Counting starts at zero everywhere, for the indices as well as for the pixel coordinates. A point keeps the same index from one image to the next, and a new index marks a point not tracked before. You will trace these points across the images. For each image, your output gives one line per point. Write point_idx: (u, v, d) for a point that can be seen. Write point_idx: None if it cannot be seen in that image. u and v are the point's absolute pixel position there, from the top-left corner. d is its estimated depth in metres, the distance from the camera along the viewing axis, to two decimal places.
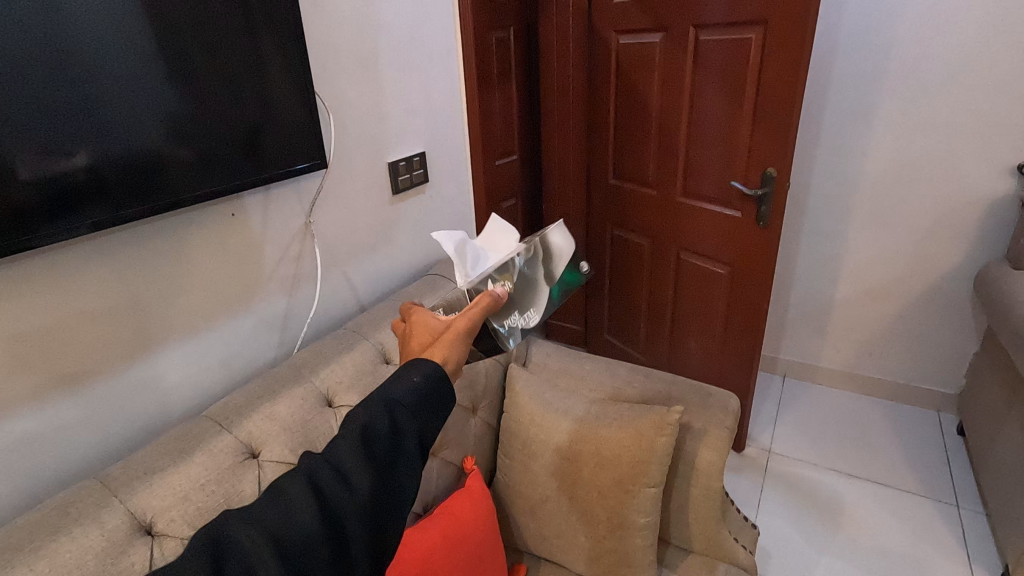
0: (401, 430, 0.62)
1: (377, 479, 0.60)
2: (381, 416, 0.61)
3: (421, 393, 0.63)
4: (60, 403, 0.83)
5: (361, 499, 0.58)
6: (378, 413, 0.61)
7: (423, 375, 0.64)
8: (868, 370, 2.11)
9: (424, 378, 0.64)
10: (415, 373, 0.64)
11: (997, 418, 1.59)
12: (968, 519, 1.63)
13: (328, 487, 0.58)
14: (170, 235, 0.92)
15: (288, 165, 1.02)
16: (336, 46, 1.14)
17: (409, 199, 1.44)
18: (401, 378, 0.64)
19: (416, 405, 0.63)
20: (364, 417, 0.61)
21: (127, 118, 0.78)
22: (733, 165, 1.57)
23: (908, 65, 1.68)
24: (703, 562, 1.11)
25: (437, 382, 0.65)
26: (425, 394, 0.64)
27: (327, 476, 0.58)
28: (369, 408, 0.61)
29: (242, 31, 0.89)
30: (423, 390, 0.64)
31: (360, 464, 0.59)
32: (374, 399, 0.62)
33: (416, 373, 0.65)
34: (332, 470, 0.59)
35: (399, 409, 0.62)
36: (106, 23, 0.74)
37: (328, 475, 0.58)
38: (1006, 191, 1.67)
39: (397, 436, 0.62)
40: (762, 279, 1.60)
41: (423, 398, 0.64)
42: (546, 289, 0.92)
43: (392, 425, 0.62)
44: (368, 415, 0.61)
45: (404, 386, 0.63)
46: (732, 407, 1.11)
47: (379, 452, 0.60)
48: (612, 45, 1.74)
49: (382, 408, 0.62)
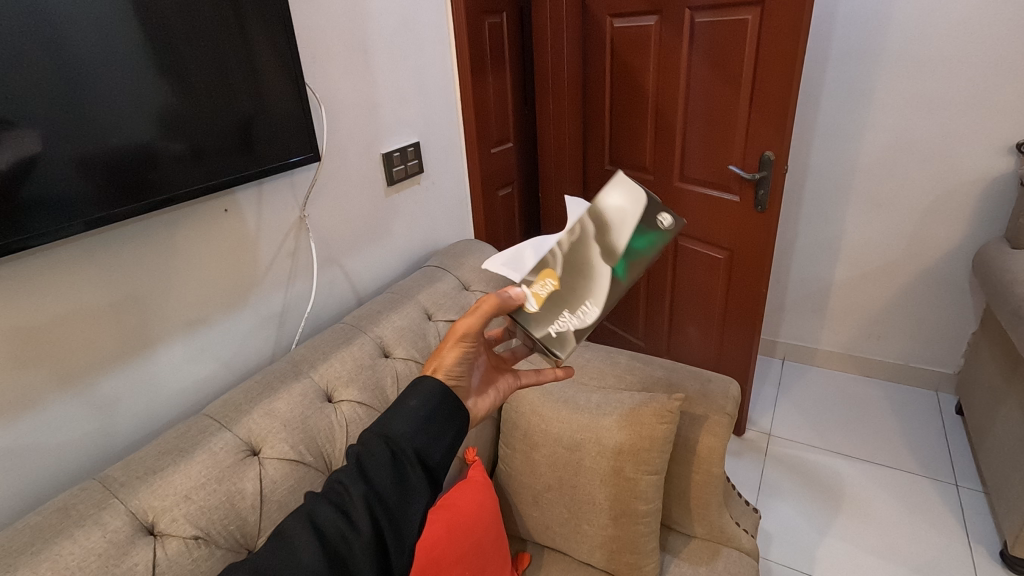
0: (403, 459, 0.64)
1: (380, 506, 0.62)
2: (380, 447, 0.63)
3: (418, 422, 0.65)
4: (59, 405, 0.83)
5: (362, 527, 0.60)
6: (374, 446, 0.64)
7: (418, 402, 0.66)
8: (866, 352, 2.12)
9: (422, 404, 0.66)
10: (415, 403, 0.66)
11: (995, 398, 1.60)
12: (966, 497, 1.65)
13: (329, 520, 0.60)
14: (162, 232, 0.91)
15: (281, 159, 1.00)
16: (325, 36, 1.11)
17: (404, 190, 1.43)
18: (394, 412, 0.66)
19: (414, 438, 0.65)
20: (362, 452, 0.64)
21: (114, 114, 0.76)
22: (732, 148, 1.56)
23: (906, 44, 1.65)
24: (704, 545, 1.12)
25: (433, 413, 0.66)
26: (424, 420, 0.66)
27: (329, 510, 0.61)
28: (368, 442, 0.64)
29: (231, 19, 0.86)
30: (426, 423, 0.65)
31: (359, 494, 0.61)
32: (372, 433, 0.65)
33: (417, 403, 0.66)
34: (329, 504, 0.61)
35: (396, 443, 0.64)
36: (92, 20, 0.72)
37: (328, 509, 0.61)
38: (1005, 169, 1.66)
39: (401, 466, 0.64)
40: (762, 262, 1.59)
41: (419, 430, 0.65)
42: (608, 268, 0.69)
43: (391, 455, 0.63)
44: (365, 447, 0.64)
45: (405, 418, 0.65)
46: (733, 393, 1.11)
47: (381, 480, 0.62)
48: (606, 29, 1.71)
49: (381, 441, 0.64)
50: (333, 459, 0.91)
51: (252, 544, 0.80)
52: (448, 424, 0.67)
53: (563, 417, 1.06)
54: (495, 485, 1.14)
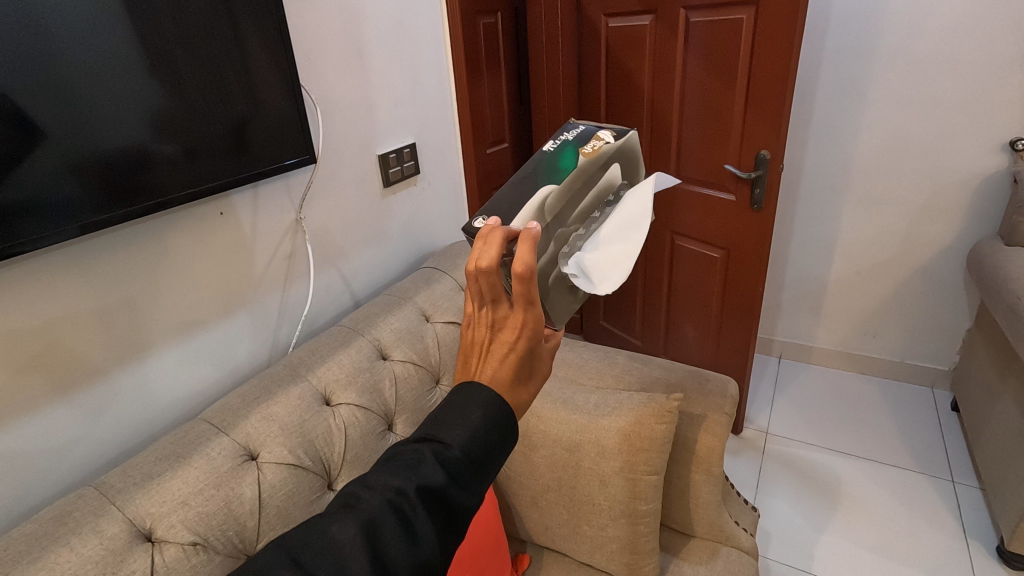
0: (469, 502, 0.48)
1: (442, 539, 0.47)
2: (454, 469, 0.47)
3: (494, 433, 0.49)
4: (54, 411, 0.82)
5: (423, 560, 0.45)
6: (444, 458, 0.47)
7: (487, 406, 0.49)
8: (861, 350, 2.12)
9: (505, 432, 0.50)
10: (499, 431, 0.50)
11: (991, 394, 1.61)
12: (963, 494, 1.66)
13: (384, 544, 0.45)
14: (156, 235, 0.90)
15: (277, 161, 0.99)
16: (320, 38, 1.11)
17: (399, 191, 1.42)
18: (460, 411, 0.49)
19: (487, 455, 0.49)
20: (429, 464, 0.47)
21: (106, 115, 0.76)
22: (726, 147, 1.56)
23: (900, 43, 1.66)
24: (704, 545, 1.12)
25: (505, 427, 0.50)
26: (500, 454, 0.50)
27: (387, 529, 0.45)
28: (448, 464, 0.47)
29: (224, 20, 0.86)
30: (498, 459, 0.50)
31: (422, 518, 0.46)
32: (452, 448, 0.48)
33: (498, 424, 0.50)
34: (389, 520, 0.46)
35: (469, 457, 0.48)
36: (83, 20, 0.71)
37: (388, 526, 0.45)
38: (998, 166, 1.67)
39: (465, 505, 0.48)
40: (757, 262, 1.60)
41: (493, 443, 0.49)
42: None
43: (464, 471, 0.48)
44: (443, 471, 0.47)
45: (484, 444, 0.49)
46: (731, 392, 1.11)
47: (449, 506, 0.47)
48: (601, 28, 1.71)
49: (456, 470, 0.47)
50: (331, 463, 0.91)
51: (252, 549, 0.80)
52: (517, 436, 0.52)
53: (563, 418, 1.06)
54: (495, 487, 1.13)
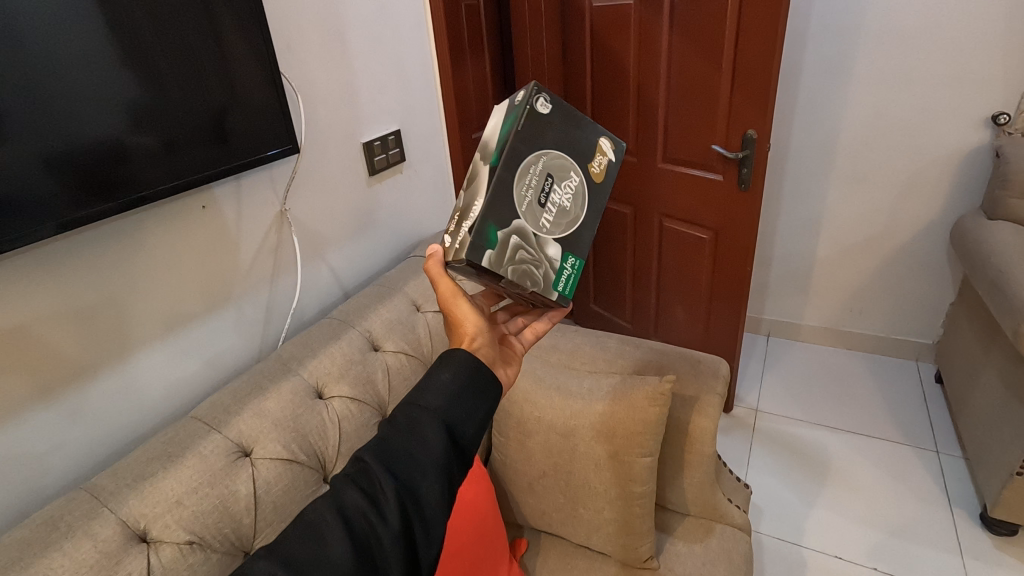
0: (427, 437, 0.53)
1: (414, 480, 0.52)
2: (403, 419, 0.54)
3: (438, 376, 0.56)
4: (39, 415, 0.80)
5: (392, 507, 0.50)
6: (392, 418, 0.54)
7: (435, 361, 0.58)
8: (847, 326, 2.15)
9: (454, 375, 0.56)
10: (441, 373, 0.56)
11: (974, 366, 1.64)
12: (947, 463, 1.70)
13: (354, 508, 0.50)
14: (134, 231, 0.87)
15: (258, 152, 0.97)
16: (300, 24, 1.08)
17: (386, 179, 1.40)
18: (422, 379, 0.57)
19: (445, 403, 0.55)
20: (383, 427, 0.54)
21: (80, 107, 0.73)
22: (713, 127, 1.55)
23: (884, 20, 1.66)
24: (699, 524, 1.14)
25: (466, 372, 0.57)
26: (457, 392, 0.56)
27: (353, 495, 0.51)
28: (398, 417, 0.54)
29: (198, 5, 0.83)
30: (455, 394, 0.55)
31: (383, 471, 0.51)
32: (399, 407, 0.55)
33: (446, 373, 0.56)
34: (354, 486, 0.51)
35: (421, 407, 0.54)
36: (52, 9, 0.68)
37: (355, 490, 0.51)
38: (979, 141, 1.68)
39: (425, 441, 0.53)
40: (746, 242, 1.60)
41: (442, 386, 0.55)
42: (484, 169, 0.67)
43: (413, 418, 0.54)
44: (393, 425, 0.54)
45: (433, 391, 0.55)
46: (722, 372, 1.12)
47: (410, 457, 0.52)
48: (585, 8, 1.68)
49: (406, 418, 0.54)
50: (327, 457, 0.90)
51: (249, 545, 0.80)
52: (484, 378, 0.58)
53: (556, 404, 1.06)
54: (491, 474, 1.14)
